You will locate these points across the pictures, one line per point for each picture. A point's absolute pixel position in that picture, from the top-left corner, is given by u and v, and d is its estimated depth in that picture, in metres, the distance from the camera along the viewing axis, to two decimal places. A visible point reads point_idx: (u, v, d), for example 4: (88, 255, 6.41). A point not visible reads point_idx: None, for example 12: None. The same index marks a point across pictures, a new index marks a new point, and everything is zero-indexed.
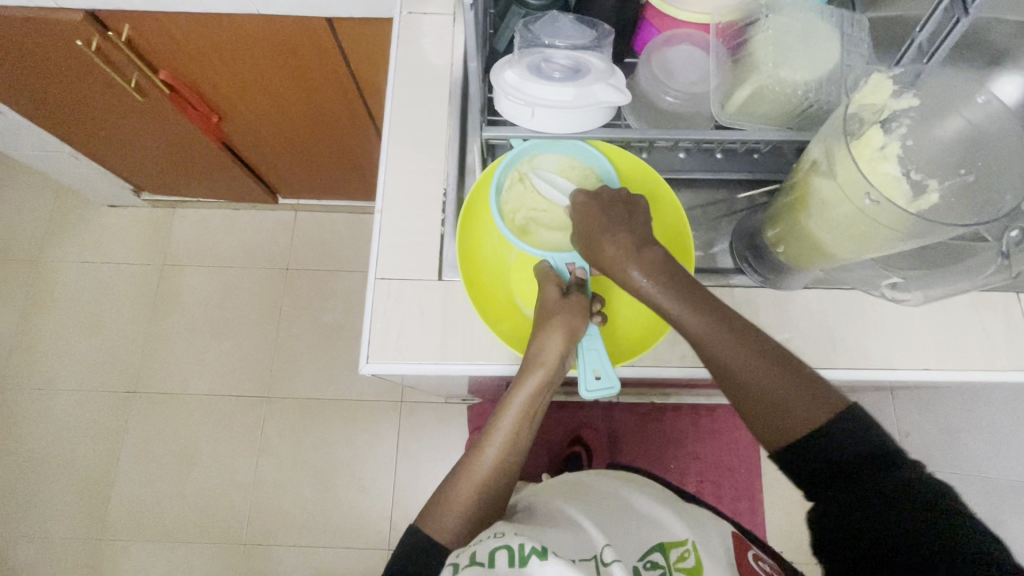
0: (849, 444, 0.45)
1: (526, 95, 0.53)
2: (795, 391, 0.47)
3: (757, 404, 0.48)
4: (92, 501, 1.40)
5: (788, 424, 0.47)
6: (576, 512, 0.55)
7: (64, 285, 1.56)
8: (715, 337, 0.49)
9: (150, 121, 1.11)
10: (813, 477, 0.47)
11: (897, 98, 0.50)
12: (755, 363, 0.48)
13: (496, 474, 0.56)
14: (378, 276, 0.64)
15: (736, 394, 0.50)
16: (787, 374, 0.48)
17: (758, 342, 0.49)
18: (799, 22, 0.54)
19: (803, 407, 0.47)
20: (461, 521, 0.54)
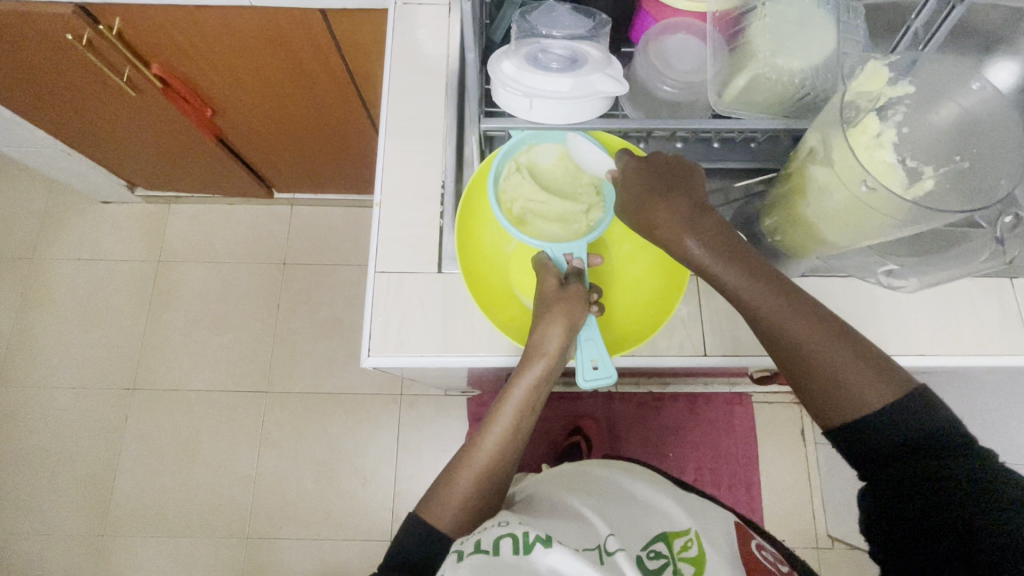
0: (911, 422, 0.46)
1: (524, 86, 0.53)
2: (857, 369, 0.48)
3: (817, 380, 0.49)
4: (94, 496, 1.41)
5: (851, 400, 0.48)
6: (579, 504, 0.55)
7: (60, 282, 1.55)
8: (781, 312, 0.49)
9: (144, 116, 1.11)
10: (867, 455, 0.48)
11: (892, 86, 0.50)
12: (819, 338, 0.48)
13: (495, 463, 0.56)
14: (378, 270, 0.64)
15: (797, 369, 0.50)
16: (848, 352, 0.48)
17: (822, 318, 0.49)
18: (796, 9, 0.54)
19: (864, 385, 0.48)
20: (460, 509, 0.55)
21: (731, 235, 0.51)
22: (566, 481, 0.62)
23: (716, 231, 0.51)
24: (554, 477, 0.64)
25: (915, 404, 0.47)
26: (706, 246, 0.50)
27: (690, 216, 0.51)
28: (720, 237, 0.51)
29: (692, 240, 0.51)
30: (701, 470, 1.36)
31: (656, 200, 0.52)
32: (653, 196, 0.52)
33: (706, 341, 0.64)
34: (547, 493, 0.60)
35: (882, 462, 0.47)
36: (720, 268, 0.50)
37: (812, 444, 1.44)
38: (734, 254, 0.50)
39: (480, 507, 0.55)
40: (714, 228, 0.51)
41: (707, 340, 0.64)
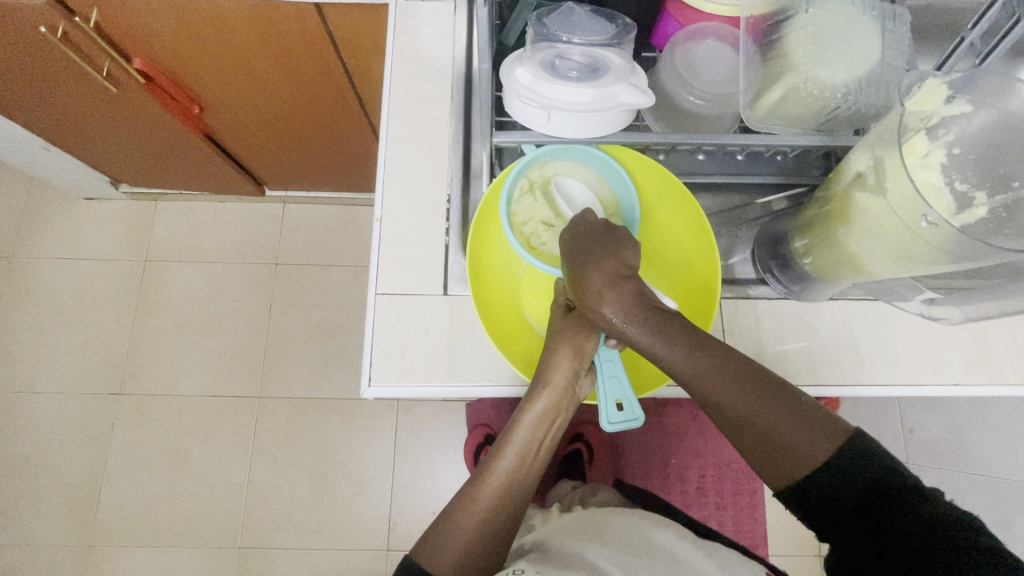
0: (852, 467, 0.43)
1: (540, 97, 0.49)
2: (792, 430, 0.44)
3: (755, 442, 0.45)
4: (80, 506, 1.36)
5: (790, 461, 0.44)
6: (599, 559, 0.53)
7: (42, 282, 1.49)
8: (703, 375, 0.45)
9: (126, 111, 1.04)
10: (818, 507, 0.44)
11: (948, 104, 0.46)
12: (746, 399, 0.45)
13: (498, 507, 0.51)
14: (379, 291, 0.59)
15: (735, 431, 0.46)
16: (783, 411, 0.44)
17: (750, 375, 0.46)
18: (841, 15, 0.50)
19: (803, 444, 0.44)
20: (461, 559, 0.48)
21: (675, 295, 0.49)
22: (581, 529, 0.60)
23: (626, 301, 0.49)
24: (570, 523, 0.62)
25: (855, 447, 0.43)
26: (621, 312, 0.49)
27: (605, 284, 0.50)
28: (633, 307, 0.49)
29: (607, 304, 0.50)
30: (704, 477, 1.33)
31: (591, 261, 0.50)
32: (583, 261, 0.51)
33: None
34: (561, 544, 0.57)
35: (835, 513, 0.44)
36: (641, 335, 0.48)
37: None
38: (651, 319, 0.48)
39: (484, 558, 0.49)
40: (624, 296, 0.50)
41: None
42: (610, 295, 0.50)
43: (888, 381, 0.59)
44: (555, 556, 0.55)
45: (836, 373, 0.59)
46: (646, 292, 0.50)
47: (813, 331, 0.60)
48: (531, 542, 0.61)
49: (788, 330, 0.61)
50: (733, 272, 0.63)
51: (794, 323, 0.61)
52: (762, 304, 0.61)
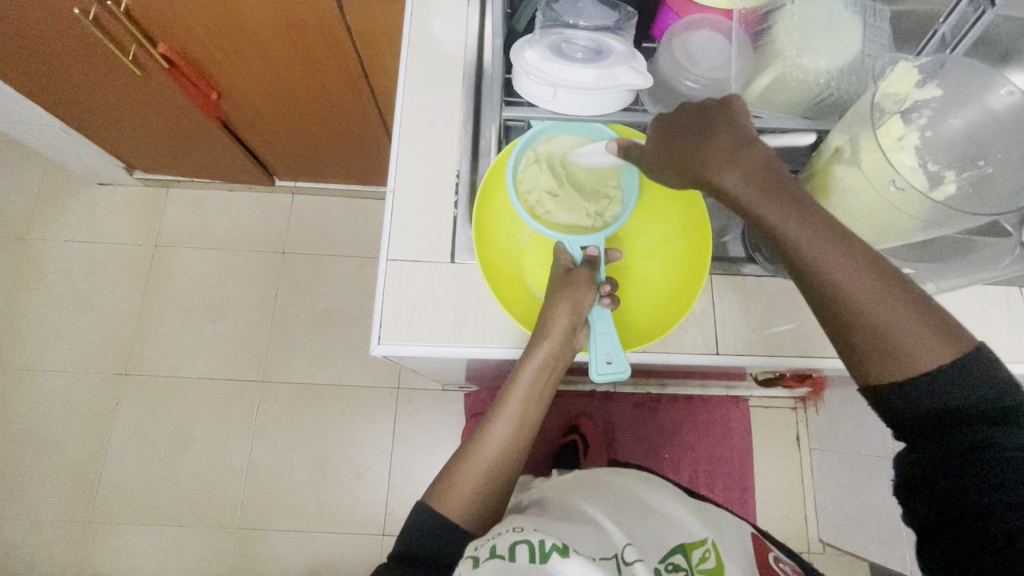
0: (962, 382, 0.39)
1: (547, 74, 0.54)
2: (913, 327, 0.39)
3: (870, 339, 0.40)
4: (82, 482, 1.38)
5: (899, 363, 0.40)
6: (595, 511, 0.56)
7: (54, 262, 1.52)
8: (830, 259, 0.40)
9: (146, 94, 1.08)
10: (910, 420, 0.41)
11: (919, 89, 0.50)
12: (872, 289, 0.40)
13: (504, 451, 0.55)
14: (390, 257, 0.63)
15: (842, 326, 0.41)
16: (902, 307, 0.40)
17: (878, 267, 0.40)
18: (824, 8, 0.54)
19: (919, 346, 0.39)
20: (470, 499, 0.54)
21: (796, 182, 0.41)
22: (577, 487, 0.63)
23: (753, 172, 0.41)
24: (567, 482, 0.65)
25: (971, 362, 0.39)
26: (752, 182, 0.41)
27: (731, 150, 0.42)
28: (758, 179, 0.41)
29: (731, 172, 0.41)
30: (697, 472, 1.37)
31: (711, 129, 0.43)
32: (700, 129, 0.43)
33: (717, 339, 0.64)
34: (560, 498, 0.60)
35: (927, 428, 0.41)
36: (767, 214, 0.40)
37: (807, 448, 1.42)
38: (781, 194, 0.40)
39: (490, 498, 0.55)
40: (756, 165, 0.41)
41: (718, 338, 0.64)
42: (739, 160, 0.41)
43: None
44: (553, 509, 0.58)
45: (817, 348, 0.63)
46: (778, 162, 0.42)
47: (798, 309, 0.64)
48: (530, 499, 0.64)
49: (775, 306, 0.65)
50: (726, 250, 0.68)
51: (781, 299, 0.65)
52: (752, 280, 0.66)
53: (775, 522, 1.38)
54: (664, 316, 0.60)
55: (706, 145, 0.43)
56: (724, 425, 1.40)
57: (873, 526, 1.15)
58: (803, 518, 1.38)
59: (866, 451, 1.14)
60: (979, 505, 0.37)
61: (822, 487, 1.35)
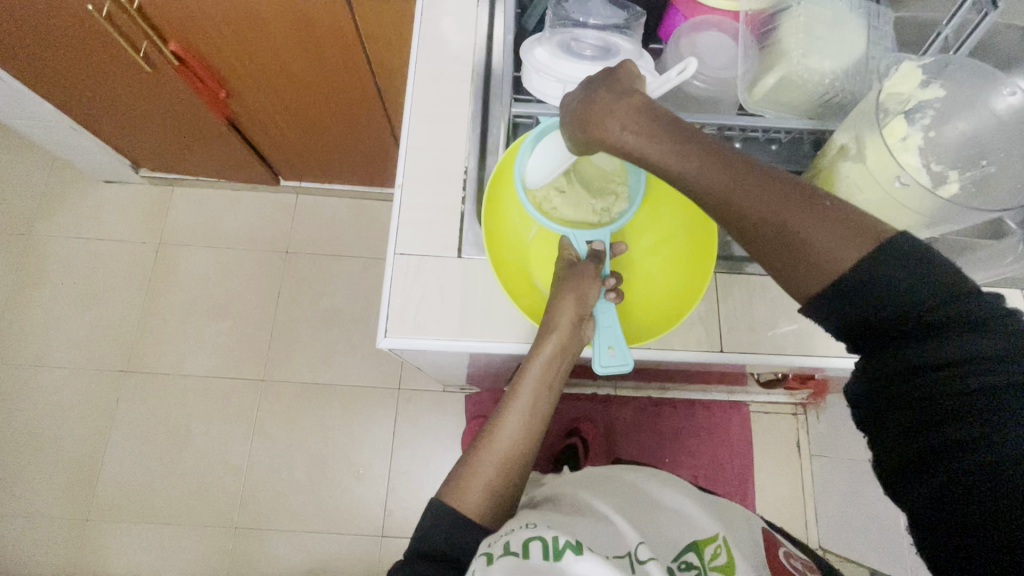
0: (926, 282, 0.36)
1: (557, 72, 0.55)
2: (823, 229, 0.38)
3: (787, 249, 0.39)
4: (81, 478, 1.38)
5: (820, 268, 0.38)
6: (605, 508, 0.56)
7: (58, 259, 1.53)
8: (719, 178, 0.40)
9: (155, 91, 1.09)
10: (872, 328, 0.38)
11: (923, 89, 0.51)
12: (769, 198, 0.39)
13: (517, 444, 0.56)
14: (397, 252, 0.63)
15: (760, 250, 0.40)
16: (807, 209, 0.38)
17: (771, 179, 0.40)
18: (829, 10, 0.55)
19: (830, 251, 0.37)
20: (484, 493, 0.54)
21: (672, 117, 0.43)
22: (584, 483, 0.63)
23: (629, 121, 0.43)
24: (574, 479, 0.65)
25: (927, 258, 0.36)
26: (628, 123, 0.43)
27: (613, 101, 0.44)
28: (635, 127, 0.43)
29: (613, 120, 0.44)
30: (697, 477, 1.37)
31: (595, 88, 0.46)
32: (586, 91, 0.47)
33: (721, 336, 0.64)
34: (570, 494, 0.60)
35: (889, 336, 0.38)
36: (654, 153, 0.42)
37: (807, 454, 1.41)
38: (654, 134, 0.42)
39: (504, 490, 0.55)
40: (634, 115, 0.43)
41: (723, 335, 0.65)
42: (617, 114, 0.44)
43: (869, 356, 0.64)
44: (562, 505, 0.58)
45: (821, 347, 0.64)
46: (656, 104, 0.44)
47: (802, 308, 0.65)
48: (541, 495, 0.64)
49: (779, 304, 0.65)
50: (730, 249, 0.67)
51: (785, 298, 0.65)
52: (756, 279, 0.66)
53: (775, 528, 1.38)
54: (669, 310, 0.60)
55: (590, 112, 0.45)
56: (724, 430, 1.40)
57: (874, 533, 1.14)
58: (803, 525, 1.38)
59: (868, 457, 1.14)
60: (945, 416, 0.36)
61: (823, 494, 1.35)
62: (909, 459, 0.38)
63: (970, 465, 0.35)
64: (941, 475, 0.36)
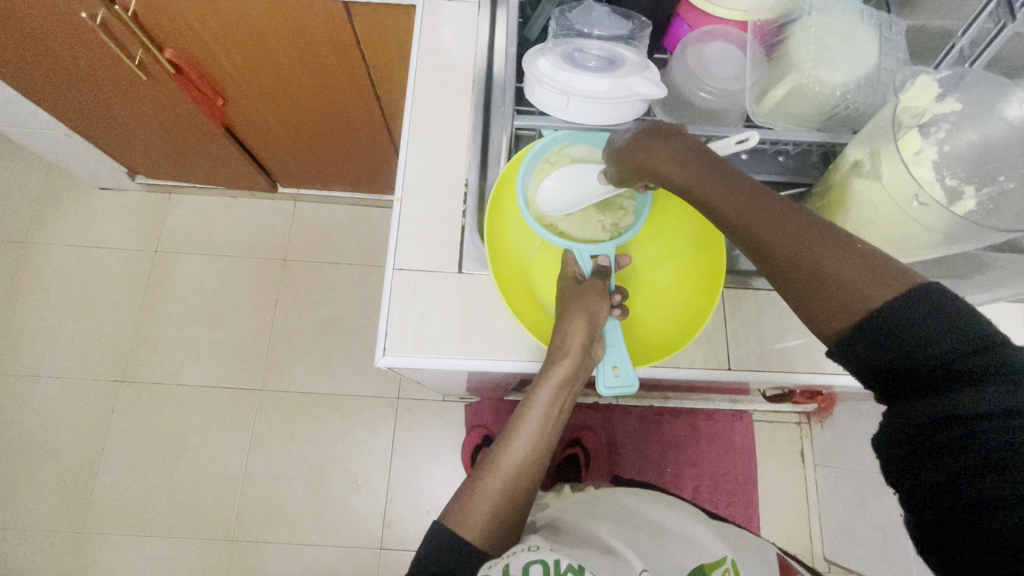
0: (947, 330, 0.35)
1: (560, 84, 0.53)
2: (844, 262, 0.38)
3: (810, 279, 0.38)
4: (74, 490, 1.36)
5: (841, 302, 0.38)
6: (609, 537, 0.53)
7: (52, 267, 1.51)
8: (757, 218, 0.40)
9: (151, 99, 1.07)
10: (893, 378, 0.37)
11: (938, 103, 0.50)
12: (793, 231, 0.39)
13: (523, 468, 0.53)
14: (397, 267, 0.62)
15: (790, 289, 0.40)
16: (831, 242, 0.38)
17: (796, 212, 0.40)
18: (842, 21, 0.54)
19: (861, 292, 0.37)
20: (488, 519, 0.52)
21: (713, 160, 0.44)
22: (589, 508, 0.62)
23: (675, 156, 0.45)
24: (577, 503, 0.64)
25: (946, 304, 0.35)
26: (678, 162, 0.45)
27: (663, 140, 0.46)
28: (678, 161, 0.45)
29: (664, 155, 0.46)
30: (700, 488, 1.35)
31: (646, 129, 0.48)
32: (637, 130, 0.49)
33: (729, 354, 0.63)
34: (573, 522, 0.58)
35: (911, 387, 0.37)
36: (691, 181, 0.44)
37: (811, 464, 1.40)
38: (700, 168, 0.44)
39: (509, 515, 0.53)
40: (676, 150, 0.45)
41: (731, 352, 0.63)
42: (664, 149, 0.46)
43: None
44: (564, 531, 0.56)
45: (830, 364, 0.62)
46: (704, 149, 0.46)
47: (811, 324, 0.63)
48: (543, 519, 0.62)
49: (788, 320, 0.64)
50: (736, 264, 0.66)
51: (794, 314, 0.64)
52: (763, 295, 0.65)
53: (778, 540, 1.36)
54: (675, 329, 0.58)
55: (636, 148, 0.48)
56: (727, 440, 1.38)
57: (881, 546, 1.13)
58: (807, 536, 1.36)
59: (874, 468, 1.13)
60: (974, 470, 0.34)
61: (827, 504, 1.33)
62: (939, 517, 0.36)
63: (1002, 523, 0.33)
64: (975, 533, 0.34)
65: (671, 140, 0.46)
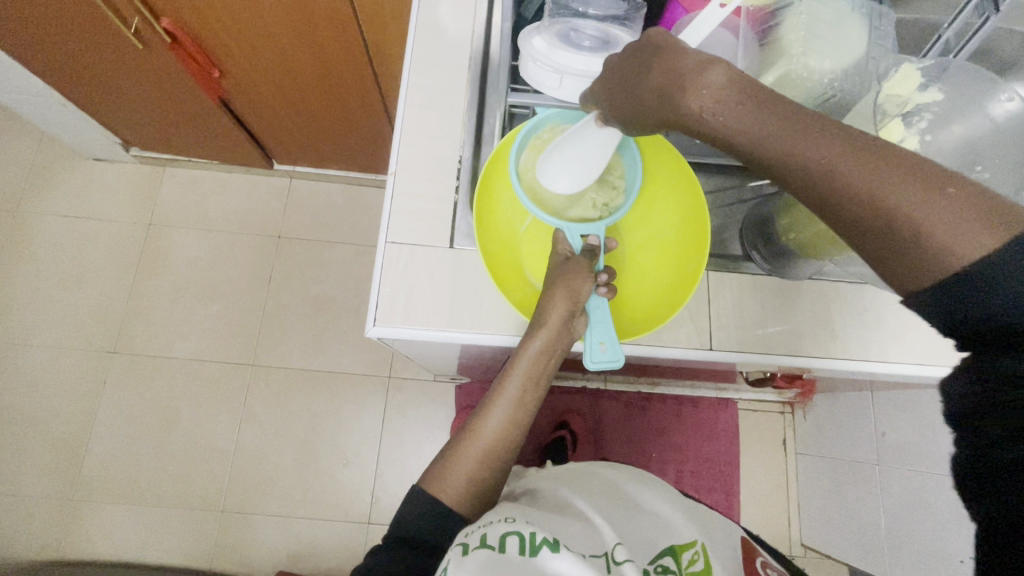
0: None
1: (553, 63, 0.56)
2: (942, 203, 0.32)
3: (884, 217, 0.33)
4: (66, 459, 1.37)
5: (923, 251, 0.32)
6: (587, 506, 0.55)
7: (46, 236, 1.51)
8: (830, 166, 0.34)
9: (147, 68, 1.06)
10: (986, 333, 0.32)
11: (921, 92, 0.51)
12: (880, 168, 0.33)
13: (502, 435, 0.56)
14: (389, 240, 0.63)
15: (878, 240, 0.34)
16: (924, 182, 0.32)
17: (888, 152, 0.34)
18: (832, 9, 0.54)
19: (962, 235, 0.31)
20: (467, 484, 0.54)
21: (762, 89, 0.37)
22: (571, 477, 0.63)
23: (722, 90, 0.38)
24: (558, 472, 0.65)
25: None
26: (715, 105, 0.38)
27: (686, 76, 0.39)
28: (727, 98, 0.38)
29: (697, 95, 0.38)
30: (683, 473, 1.38)
31: (642, 74, 0.42)
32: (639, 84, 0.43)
33: (711, 335, 0.64)
34: (552, 490, 0.60)
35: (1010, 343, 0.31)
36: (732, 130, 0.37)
37: (792, 453, 1.42)
38: (750, 105, 0.37)
39: (488, 481, 0.55)
40: (718, 87, 0.38)
41: (713, 333, 0.65)
42: (700, 82, 0.38)
43: (853, 356, 0.64)
44: (541, 498, 0.58)
45: (807, 346, 0.65)
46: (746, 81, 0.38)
47: (791, 307, 0.65)
48: (525, 486, 0.64)
49: (770, 303, 0.65)
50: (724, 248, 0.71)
51: (776, 297, 0.66)
52: (748, 279, 0.66)
53: (757, 525, 1.39)
54: (658, 309, 0.60)
55: (649, 77, 0.41)
56: (711, 426, 1.41)
57: (857, 531, 1.15)
58: (785, 522, 1.39)
59: (852, 457, 1.16)
60: None
61: (806, 492, 1.36)
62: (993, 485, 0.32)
63: None
64: None
65: (711, 71, 0.38)
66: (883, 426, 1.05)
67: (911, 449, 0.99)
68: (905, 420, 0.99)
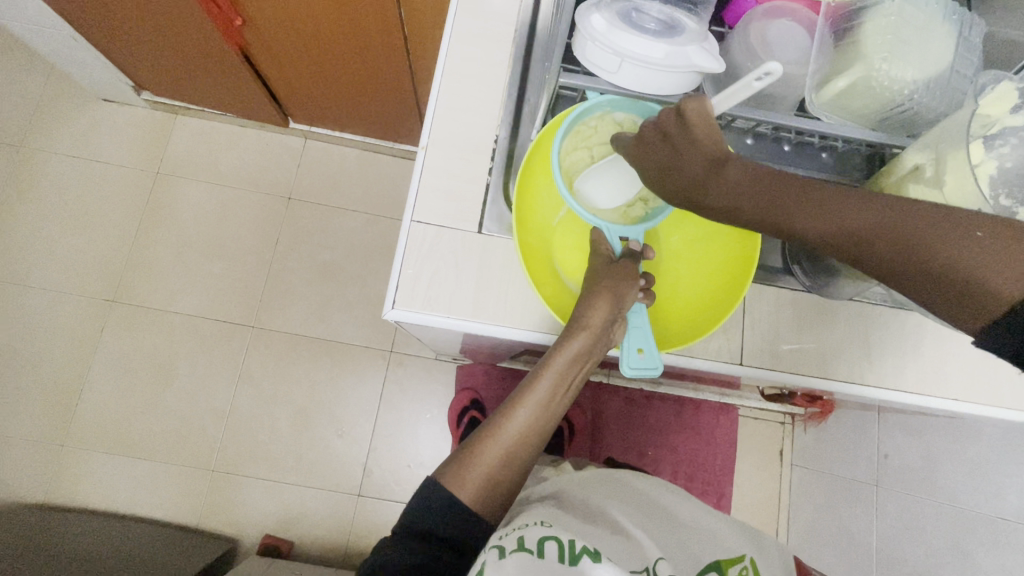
0: None
1: (613, 44, 0.47)
2: (951, 238, 0.37)
3: (903, 261, 0.38)
4: (59, 404, 1.36)
5: (967, 288, 0.36)
6: (612, 516, 0.53)
7: (50, 176, 1.46)
8: (853, 220, 0.40)
9: (165, 10, 1.00)
10: None
11: (1014, 114, 0.46)
12: (889, 215, 0.39)
13: (525, 436, 0.53)
14: (414, 219, 0.59)
15: (913, 278, 0.38)
16: (946, 230, 0.37)
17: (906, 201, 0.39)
18: (921, 12, 0.49)
19: (992, 274, 0.35)
20: (486, 483, 0.52)
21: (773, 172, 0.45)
22: (587, 482, 0.61)
23: (744, 175, 0.45)
24: (573, 475, 0.63)
25: None
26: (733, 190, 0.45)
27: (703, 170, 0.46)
28: (748, 179, 0.45)
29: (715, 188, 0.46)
30: (676, 473, 1.38)
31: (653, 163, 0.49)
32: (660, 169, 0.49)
33: (741, 349, 0.62)
34: (570, 494, 0.58)
35: None
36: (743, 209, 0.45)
37: (788, 464, 1.41)
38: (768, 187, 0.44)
39: (507, 481, 0.53)
40: (735, 178, 0.45)
41: (743, 347, 0.62)
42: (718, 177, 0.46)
43: (882, 383, 0.62)
44: (558, 502, 0.56)
45: (838, 369, 0.62)
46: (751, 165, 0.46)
47: (827, 328, 0.63)
48: (541, 488, 0.61)
49: (806, 321, 0.63)
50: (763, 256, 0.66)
51: (812, 316, 0.63)
52: (785, 294, 0.63)
53: None
54: (695, 318, 0.58)
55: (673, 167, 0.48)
56: (711, 430, 1.40)
57: (843, 546, 1.14)
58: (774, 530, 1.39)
59: (850, 476, 1.15)
60: None
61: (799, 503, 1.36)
62: None
63: None
64: None
65: (730, 164, 0.45)
66: (887, 448, 1.03)
67: (911, 474, 0.98)
68: (912, 445, 0.98)
